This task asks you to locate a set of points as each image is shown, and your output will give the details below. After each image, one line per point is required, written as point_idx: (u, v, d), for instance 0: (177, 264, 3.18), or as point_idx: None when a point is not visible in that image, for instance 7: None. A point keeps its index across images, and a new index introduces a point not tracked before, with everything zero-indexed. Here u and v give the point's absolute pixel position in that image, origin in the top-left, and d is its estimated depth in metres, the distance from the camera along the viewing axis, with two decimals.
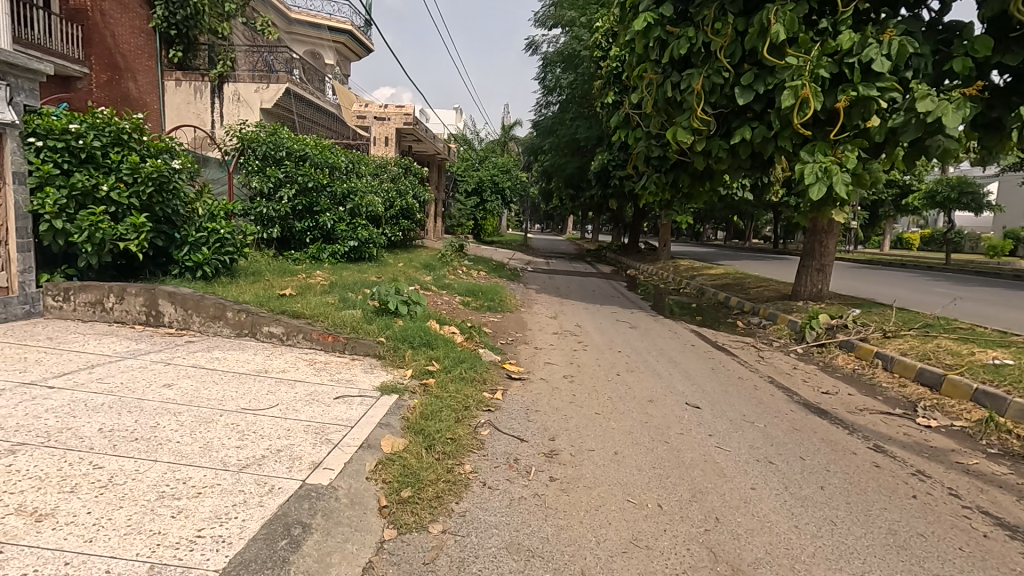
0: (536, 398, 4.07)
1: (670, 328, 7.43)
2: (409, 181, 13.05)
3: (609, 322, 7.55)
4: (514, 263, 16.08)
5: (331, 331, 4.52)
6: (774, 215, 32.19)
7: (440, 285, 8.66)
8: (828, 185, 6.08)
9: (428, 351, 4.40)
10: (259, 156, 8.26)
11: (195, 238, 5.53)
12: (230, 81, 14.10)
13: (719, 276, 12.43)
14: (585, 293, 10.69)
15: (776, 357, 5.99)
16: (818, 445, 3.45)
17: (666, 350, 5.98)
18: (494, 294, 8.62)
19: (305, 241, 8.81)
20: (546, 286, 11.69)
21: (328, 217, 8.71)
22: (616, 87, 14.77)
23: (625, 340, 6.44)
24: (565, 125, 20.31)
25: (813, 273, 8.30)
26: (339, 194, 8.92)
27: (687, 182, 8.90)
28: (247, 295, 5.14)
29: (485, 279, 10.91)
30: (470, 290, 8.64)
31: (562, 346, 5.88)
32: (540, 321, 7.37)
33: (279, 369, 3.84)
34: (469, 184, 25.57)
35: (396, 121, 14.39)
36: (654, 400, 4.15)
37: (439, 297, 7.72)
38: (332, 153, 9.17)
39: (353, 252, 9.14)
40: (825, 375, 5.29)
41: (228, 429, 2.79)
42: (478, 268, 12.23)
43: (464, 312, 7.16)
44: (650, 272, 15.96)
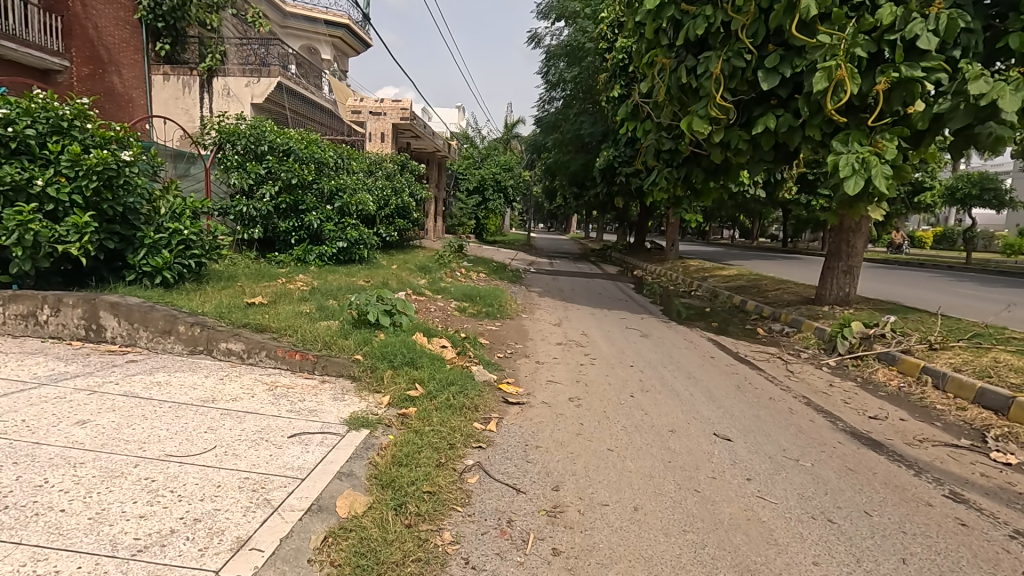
0: (537, 428, 3.45)
1: (685, 337, 6.78)
2: (405, 178, 12.43)
3: (618, 330, 6.91)
4: (516, 263, 15.47)
5: (298, 348, 3.90)
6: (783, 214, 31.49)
7: (434, 290, 8.04)
8: (866, 178, 5.43)
9: (410, 372, 3.77)
10: (239, 150, 7.68)
11: (154, 240, 4.90)
12: (220, 75, 13.57)
13: (733, 278, 11.77)
14: (591, 296, 10.06)
15: (808, 371, 5.33)
16: (883, 494, 2.80)
17: (683, 363, 5.34)
18: (493, 299, 8.00)
19: (291, 242, 8.21)
20: (549, 288, 11.06)
21: (314, 216, 8.09)
22: (623, 80, 14.12)
23: (637, 351, 5.80)
24: (569, 121, 19.66)
25: (840, 275, 7.63)
26: (327, 192, 8.32)
27: (701, 177, 8.25)
28: (208, 304, 4.54)
29: (484, 281, 10.30)
30: (467, 295, 8.01)
31: (566, 360, 5.24)
32: (542, 329, 6.74)
33: (230, 397, 3.23)
34: (471, 183, 24.94)
35: (392, 117, 13.78)
36: (676, 431, 3.52)
37: (433, 304, 7.11)
38: (320, 147, 8.57)
39: (342, 254, 8.53)
40: (867, 394, 4.64)
41: (138, 487, 2.17)
42: (478, 270, 11.60)
43: (459, 320, 6.51)
44: (658, 273, 15.29)
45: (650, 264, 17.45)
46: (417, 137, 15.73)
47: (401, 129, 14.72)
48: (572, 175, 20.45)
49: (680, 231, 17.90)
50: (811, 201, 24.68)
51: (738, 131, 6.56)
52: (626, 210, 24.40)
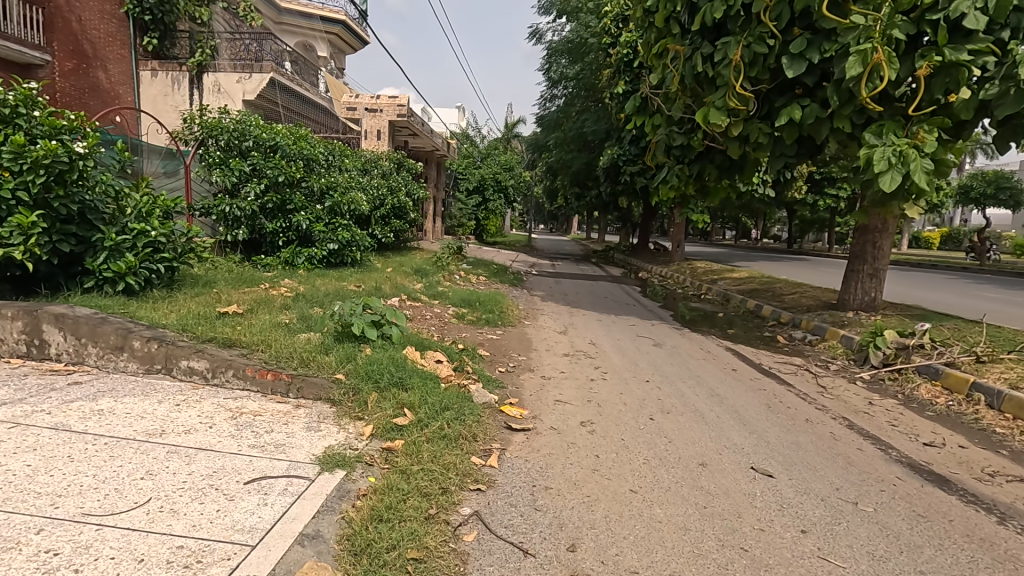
0: (545, 463, 2.95)
1: (702, 347, 6.27)
2: (401, 177, 11.92)
3: (628, 339, 6.41)
4: (517, 265, 14.99)
5: (270, 367, 3.39)
6: (788, 214, 31.03)
7: (431, 295, 7.54)
8: (904, 173, 4.93)
9: (398, 395, 3.27)
10: (222, 146, 7.19)
11: (116, 242, 4.40)
12: (210, 70, 13.09)
13: (744, 280, 11.27)
14: (596, 301, 9.56)
15: (841, 386, 4.83)
16: (969, 552, 2.31)
17: (704, 377, 4.84)
18: (494, 304, 7.50)
19: (278, 244, 7.70)
20: (553, 291, 10.56)
21: (303, 216, 7.59)
22: (627, 75, 13.64)
23: (651, 364, 5.29)
24: (571, 119, 19.16)
25: (864, 278, 7.13)
26: (317, 190, 7.82)
27: (714, 174, 7.77)
28: (173, 315, 4.03)
29: (484, 285, 9.80)
30: (465, 300, 7.51)
31: (574, 374, 4.74)
32: (547, 338, 6.24)
33: (183, 429, 2.73)
34: (471, 183, 24.42)
35: (389, 114, 13.29)
36: (708, 464, 3.02)
37: (428, 310, 6.61)
38: (309, 143, 8.08)
39: (334, 257, 8.03)
40: (913, 414, 4.14)
41: (32, 565, 1.67)
42: (477, 272, 11.10)
43: (456, 329, 6.00)
44: (665, 275, 14.78)
45: (655, 266, 16.94)
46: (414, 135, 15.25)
47: (397, 127, 14.23)
48: (575, 174, 19.96)
49: (685, 231, 17.40)
50: (818, 201, 24.18)
51: (759, 124, 6.06)
52: (629, 210, 23.90)
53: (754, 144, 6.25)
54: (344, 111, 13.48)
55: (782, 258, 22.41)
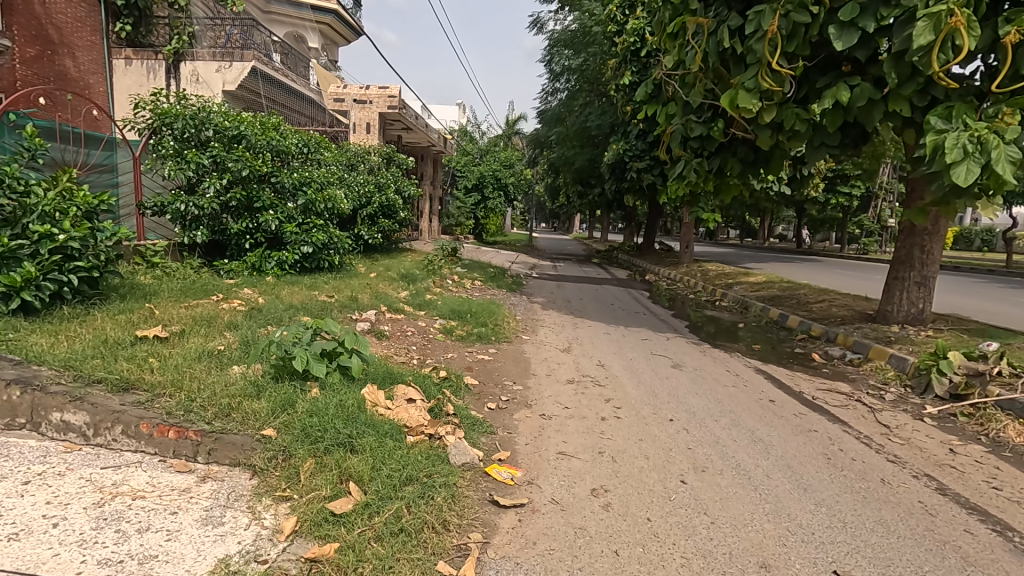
0: (543, 569, 2.08)
1: (727, 367, 5.39)
2: (390, 173, 11.05)
3: (641, 358, 5.54)
4: (516, 267, 14.14)
5: (173, 421, 2.52)
6: (797, 213, 30.12)
7: (416, 305, 6.69)
8: (983, 164, 4.02)
9: (343, 463, 2.40)
10: (178, 136, 6.29)
11: (10, 248, 3.53)
12: (188, 59, 12.21)
13: (762, 285, 10.40)
14: (602, 308, 8.69)
15: (909, 426, 3.94)
16: None
17: (738, 413, 3.98)
18: (489, 314, 6.63)
19: (245, 248, 6.83)
20: (554, 297, 9.69)
21: (272, 216, 6.72)
22: (634, 65, 12.77)
23: (672, 393, 4.42)
24: (574, 113, 18.30)
25: (911, 287, 6.21)
26: (288, 186, 6.96)
27: (737, 169, 6.88)
28: (69, 343, 3.16)
29: (479, 291, 8.94)
30: (457, 310, 6.63)
31: (581, 411, 3.88)
32: (547, 358, 5.37)
33: (9, 531, 1.86)
34: (470, 181, 23.45)
35: (379, 105, 12.41)
36: (772, 568, 2.16)
37: (411, 325, 5.75)
38: (281, 133, 7.24)
39: (309, 262, 7.17)
40: (1013, 470, 3.26)
41: None
42: (472, 276, 10.23)
43: (440, 350, 5.13)
44: (673, 279, 13.89)
45: (662, 268, 16.05)
46: (408, 129, 14.38)
47: (389, 120, 13.37)
48: (578, 171, 19.09)
49: (693, 231, 16.51)
50: (831, 199, 23.26)
51: (796, 108, 5.19)
52: (633, 208, 22.99)
53: (790, 132, 5.36)
54: (331, 103, 12.61)
55: (792, 258, 21.50)
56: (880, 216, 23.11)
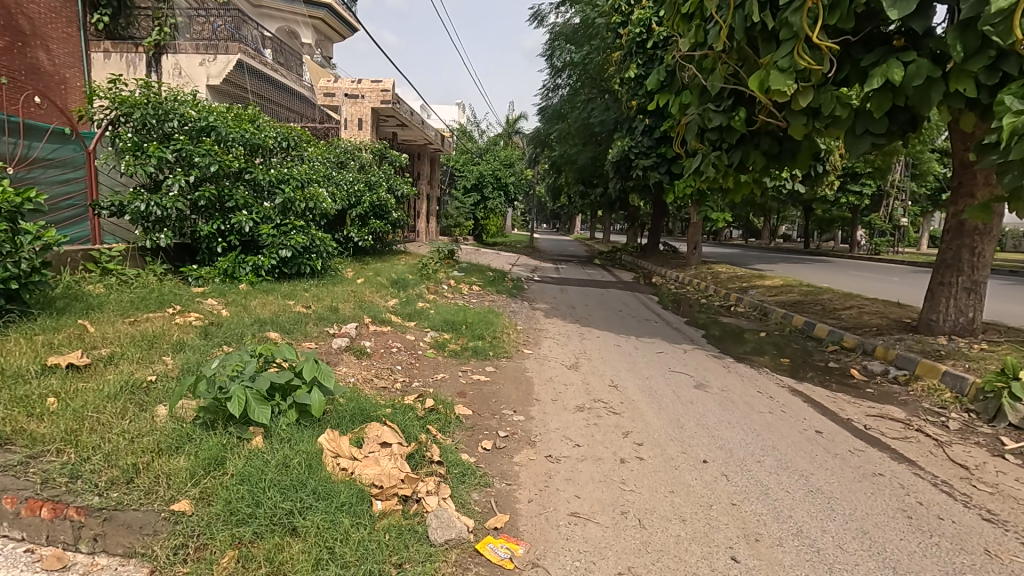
0: None
1: (757, 387, 4.71)
2: (382, 171, 10.37)
3: (660, 376, 4.87)
4: (517, 270, 13.50)
5: (49, 494, 1.86)
6: (804, 213, 29.45)
7: (406, 315, 6.03)
8: None
9: (277, 557, 1.73)
10: (138, 128, 5.62)
11: None
12: (170, 52, 11.69)
13: (780, 288, 9.72)
14: (610, 315, 8.02)
15: (990, 466, 3.26)
16: None
17: (783, 452, 3.31)
18: (487, 325, 5.95)
19: (216, 251, 6.18)
20: (557, 303, 9.03)
21: (245, 216, 6.05)
22: (640, 58, 12.12)
23: (700, 424, 3.75)
24: (576, 109, 17.65)
25: (959, 294, 5.53)
26: (264, 183, 6.30)
27: (761, 162, 6.22)
28: None
29: (477, 297, 8.29)
30: (451, 320, 5.96)
31: (595, 450, 3.21)
32: (552, 377, 4.70)
33: None
34: (469, 180, 22.71)
35: (371, 100, 11.76)
36: None
37: (398, 339, 5.08)
38: (258, 126, 6.57)
39: (288, 267, 6.50)
40: None
41: None
42: (469, 281, 9.56)
43: (429, 371, 4.45)
44: (682, 281, 13.22)
45: (669, 270, 15.36)
46: (402, 125, 13.72)
47: (382, 116, 12.71)
48: (580, 169, 18.44)
49: (701, 232, 15.82)
50: (841, 198, 22.60)
51: (837, 91, 4.53)
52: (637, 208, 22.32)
53: (828, 118, 4.69)
54: (321, 97, 11.96)
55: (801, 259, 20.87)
56: (891, 215, 22.46)
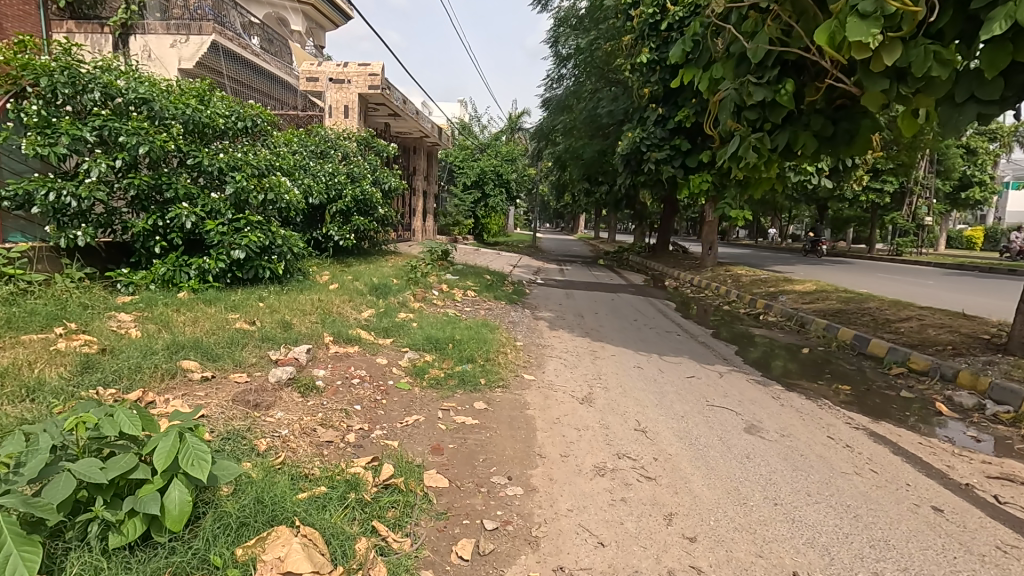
0: None
1: (826, 430, 3.63)
2: (367, 162, 9.28)
3: (698, 415, 3.80)
4: (518, 273, 12.42)
5: None
6: (819, 212, 28.30)
7: (381, 332, 4.96)
8: None
9: None
10: (50, 101, 4.57)
11: None
12: (139, 32, 10.68)
13: (815, 293, 8.64)
14: (624, 326, 6.94)
15: None
16: None
17: (906, 553, 2.24)
18: (480, 342, 4.88)
19: (153, 252, 5.14)
20: (563, 310, 7.95)
21: (187, 209, 4.99)
22: (653, 40, 11.04)
23: (771, 496, 2.68)
24: (582, 100, 16.55)
25: None
26: (212, 168, 5.22)
27: (811, 145, 5.15)
28: None
29: (471, 305, 7.21)
30: (435, 336, 4.88)
31: (629, 553, 2.15)
32: (560, 417, 3.63)
33: None
34: (469, 176, 21.55)
35: (358, 85, 10.70)
36: None
37: (364, 365, 4.01)
38: (206, 103, 5.50)
39: (242, 271, 5.42)
40: None
41: None
42: (464, 285, 8.48)
43: (398, 412, 3.37)
44: (698, 285, 12.13)
45: (682, 272, 14.26)
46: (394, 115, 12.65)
47: (371, 103, 11.64)
48: (586, 164, 17.34)
49: (717, 231, 14.70)
50: (862, 195, 21.43)
51: (934, 45, 3.48)
52: (645, 206, 21.19)
53: (919, 81, 3.63)
54: (303, 82, 10.89)
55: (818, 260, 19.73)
56: (914, 214, 21.30)
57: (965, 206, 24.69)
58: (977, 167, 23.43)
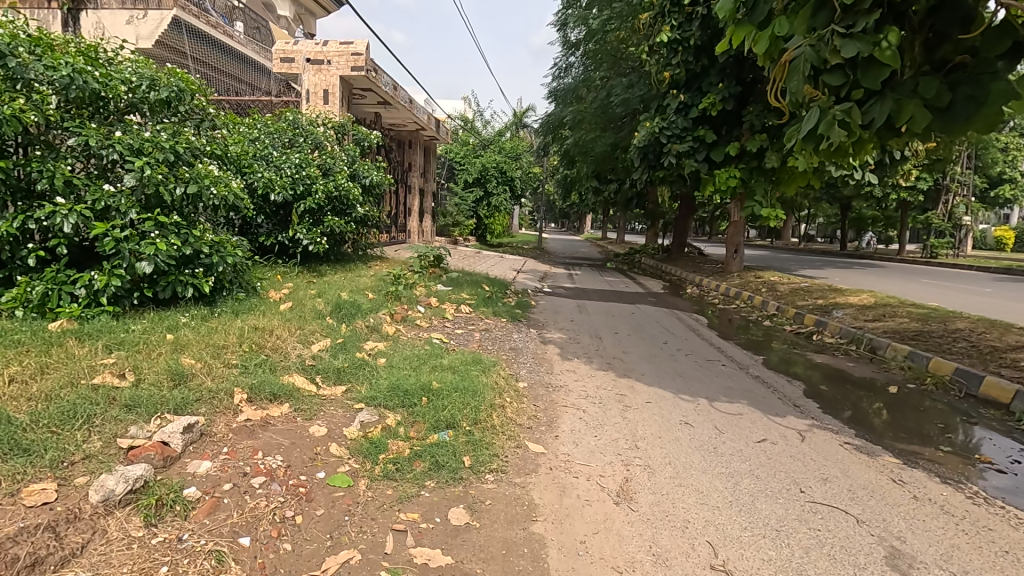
0: None
1: (1018, 561, 2.26)
2: (344, 154, 7.92)
3: (804, 530, 2.41)
4: (523, 280, 11.09)
5: None
6: (841, 212, 26.78)
7: (331, 377, 3.60)
8: None
9: None
10: None
11: None
12: (91, 7, 9.27)
13: (877, 307, 7.23)
14: (654, 355, 5.54)
15: None
16: None
17: None
18: (468, 390, 3.52)
19: (27, 266, 3.79)
20: (575, 329, 6.58)
21: (68, 206, 3.62)
22: (675, 17, 9.90)
23: None
24: (593, 89, 15.20)
25: None
26: (110, 149, 3.86)
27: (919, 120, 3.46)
28: None
29: (463, 326, 5.88)
30: (405, 383, 3.51)
31: None
32: (588, 540, 2.25)
33: None
34: (471, 174, 20.27)
35: (339, 66, 9.34)
36: None
37: (286, 443, 2.63)
38: (106, 67, 4.17)
39: (155, 289, 4.08)
40: None
41: None
42: (457, 298, 7.14)
43: (315, 549, 1.99)
44: (726, 294, 10.75)
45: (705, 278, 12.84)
46: (384, 103, 11.33)
47: (355, 89, 10.30)
48: (596, 159, 15.98)
49: (743, 232, 13.26)
50: (892, 193, 19.95)
51: None
52: (658, 205, 19.79)
53: None
54: (277, 64, 9.53)
55: (846, 262, 18.26)
56: (949, 212, 19.79)
57: (997, 205, 23.20)
58: (1012, 163, 21.96)
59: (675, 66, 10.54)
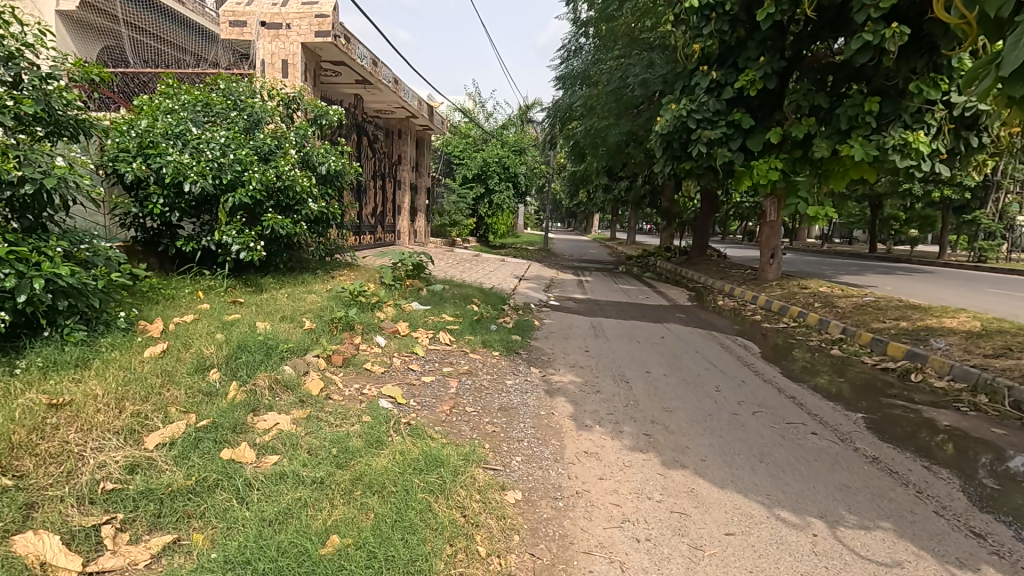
0: None
1: None
2: (293, 134, 6.19)
3: None
4: (526, 290, 9.40)
5: None
6: (873, 212, 24.83)
7: (141, 524, 1.88)
8: None
9: None
10: None
11: None
12: None
13: (992, 334, 5.45)
14: (711, 419, 3.78)
15: None
16: None
17: None
18: (395, 558, 1.79)
19: None
20: (592, 368, 4.85)
21: None
22: None
23: None
24: (607, 70, 13.42)
25: None
26: None
27: None
28: None
29: (434, 368, 4.17)
30: (275, 541, 1.78)
31: None
32: None
33: None
34: (470, 169, 18.59)
35: (300, 31, 7.63)
36: None
37: None
38: None
39: None
40: None
41: None
42: (436, 321, 5.45)
43: None
44: (769, 309, 8.99)
45: (737, 287, 11.10)
46: (362, 81, 9.63)
47: (324, 62, 8.58)
48: (609, 151, 14.23)
49: (779, 234, 11.49)
50: (935, 191, 18.09)
51: None
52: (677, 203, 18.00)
53: None
54: (226, 29, 7.84)
55: (888, 267, 16.34)
56: (1000, 212, 18.15)
57: None
58: None
59: (707, 36, 8.63)
